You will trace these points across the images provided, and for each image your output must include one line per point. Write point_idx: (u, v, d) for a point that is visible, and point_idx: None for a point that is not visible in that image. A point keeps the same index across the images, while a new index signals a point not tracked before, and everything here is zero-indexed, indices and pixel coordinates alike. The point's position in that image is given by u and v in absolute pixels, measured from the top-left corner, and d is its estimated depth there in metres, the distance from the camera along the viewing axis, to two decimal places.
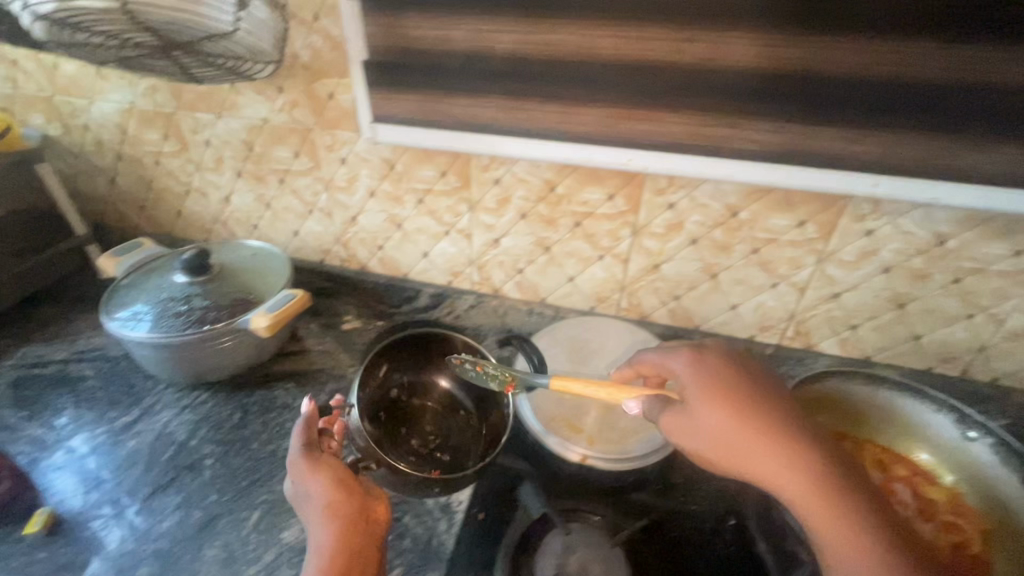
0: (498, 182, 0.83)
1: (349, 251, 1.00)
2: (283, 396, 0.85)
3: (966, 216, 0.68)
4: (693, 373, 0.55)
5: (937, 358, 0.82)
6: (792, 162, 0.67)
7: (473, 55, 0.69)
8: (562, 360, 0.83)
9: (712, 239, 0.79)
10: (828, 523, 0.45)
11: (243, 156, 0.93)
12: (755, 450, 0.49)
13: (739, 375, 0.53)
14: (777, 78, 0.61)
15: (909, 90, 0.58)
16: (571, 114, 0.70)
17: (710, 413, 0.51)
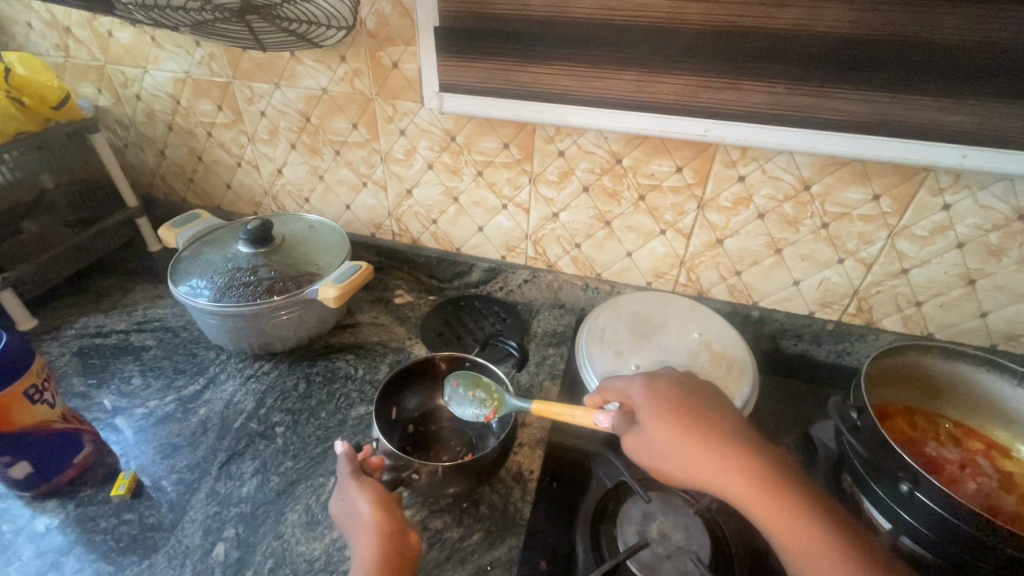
0: (562, 155, 0.82)
1: (401, 225, 1.00)
2: (345, 367, 0.85)
3: None
4: (639, 393, 0.60)
5: (1003, 336, 0.80)
6: (876, 133, 0.66)
7: (552, 20, 0.68)
8: (626, 335, 0.80)
9: (781, 213, 0.78)
10: (786, 527, 0.50)
11: (298, 127, 0.93)
12: (708, 463, 0.54)
13: (680, 393, 0.59)
14: (870, 44, 0.60)
15: (1013, 57, 0.57)
16: (649, 82, 0.69)
17: (662, 432, 0.56)
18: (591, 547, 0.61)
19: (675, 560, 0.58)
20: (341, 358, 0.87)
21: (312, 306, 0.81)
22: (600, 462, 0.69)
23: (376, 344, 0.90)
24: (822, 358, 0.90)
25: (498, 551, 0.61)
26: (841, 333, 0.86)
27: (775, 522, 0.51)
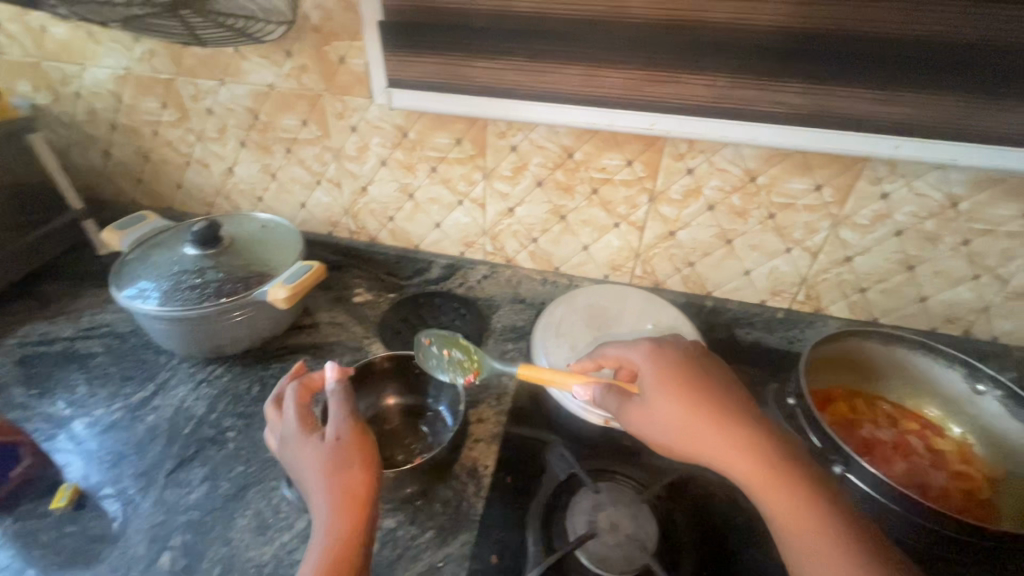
0: (515, 150, 0.82)
1: (358, 223, 0.98)
2: (300, 369, 0.84)
3: (980, 178, 0.70)
4: (646, 364, 0.60)
5: (941, 318, 0.84)
6: (814, 125, 0.67)
7: (498, 15, 0.68)
8: (582, 328, 0.83)
9: (729, 205, 0.80)
10: (778, 502, 0.49)
11: (247, 124, 0.90)
12: (708, 435, 0.53)
13: (690, 365, 0.58)
14: (805, 37, 0.61)
15: (939, 50, 0.60)
16: (595, 76, 0.69)
17: (664, 403, 0.56)
18: (542, 539, 0.61)
19: (623, 548, 0.59)
20: (296, 360, 0.86)
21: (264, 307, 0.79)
22: (553, 453, 0.70)
23: (333, 345, 0.89)
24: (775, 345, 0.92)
25: (450, 547, 0.61)
26: (791, 320, 0.89)
27: (767, 496, 0.50)
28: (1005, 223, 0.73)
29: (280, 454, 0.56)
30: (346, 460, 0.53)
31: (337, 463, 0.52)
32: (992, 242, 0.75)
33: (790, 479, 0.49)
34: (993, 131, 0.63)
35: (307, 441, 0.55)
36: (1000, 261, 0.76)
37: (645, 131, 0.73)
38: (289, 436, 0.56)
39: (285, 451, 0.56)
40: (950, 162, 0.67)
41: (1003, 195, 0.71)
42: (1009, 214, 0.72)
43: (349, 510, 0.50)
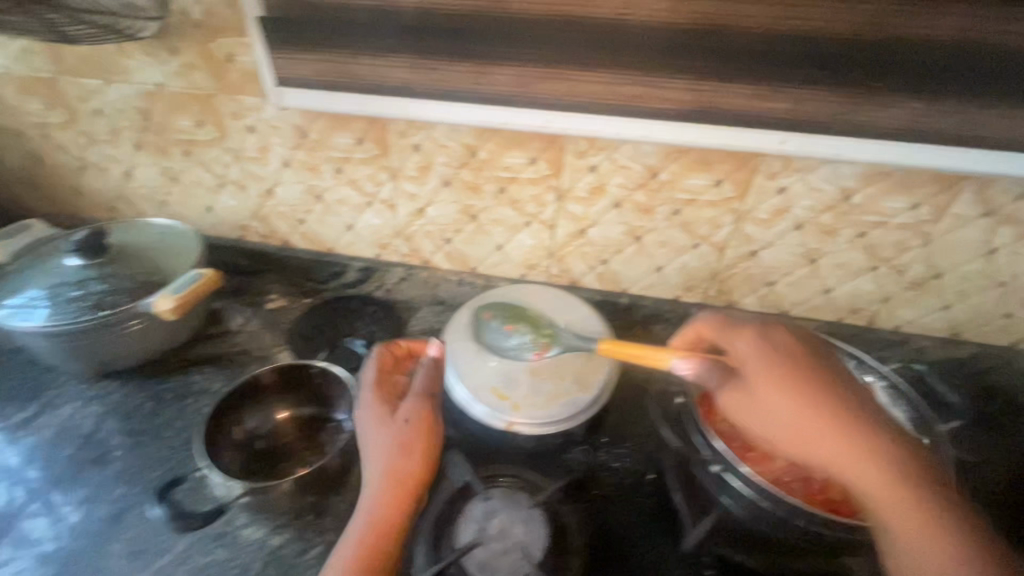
0: (418, 149, 0.80)
1: (269, 227, 0.95)
2: (195, 384, 0.81)
3: (870, 171, 0.71)
4: (746, 349, 0.55)
5: (848, 309, 0.86)
6: (704, 122, 0.67)
7: (381, 11, 0.65)
8: (494, 323, 0.78)
9: (634, 202, 0.79)
10: (898, 508, 0.48)
11: (139, 125, 0.86)
12: (860, 439, 0.49)
13: (790, 356, 0.53)
14: (683, 31, 0.61)
15: (813, 45, 0.60)
16: (485, 71, 0.67)
17: (779, 398, 0.51)
18: (430, 551, 0.61)
19: (509, 556, 0.59)
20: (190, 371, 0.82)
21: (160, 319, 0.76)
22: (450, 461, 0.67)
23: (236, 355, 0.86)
24: None
25: None
26: (705, 315, 0.89)
27: (887, 499, 0.48)
28: (898, 215, 0.74)
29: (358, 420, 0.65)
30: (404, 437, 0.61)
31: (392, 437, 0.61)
32: (887, 234, 0.76)
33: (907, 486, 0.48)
34: (875, 125, 0.64)
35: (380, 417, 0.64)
36: (896, 253, 0.78)
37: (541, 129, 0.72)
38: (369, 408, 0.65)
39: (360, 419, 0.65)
40: (835, 155, 0.68)
41: (893, 188, 0.72)
42: (900, 206, 0.74)
43: (391, 488, 0.58)
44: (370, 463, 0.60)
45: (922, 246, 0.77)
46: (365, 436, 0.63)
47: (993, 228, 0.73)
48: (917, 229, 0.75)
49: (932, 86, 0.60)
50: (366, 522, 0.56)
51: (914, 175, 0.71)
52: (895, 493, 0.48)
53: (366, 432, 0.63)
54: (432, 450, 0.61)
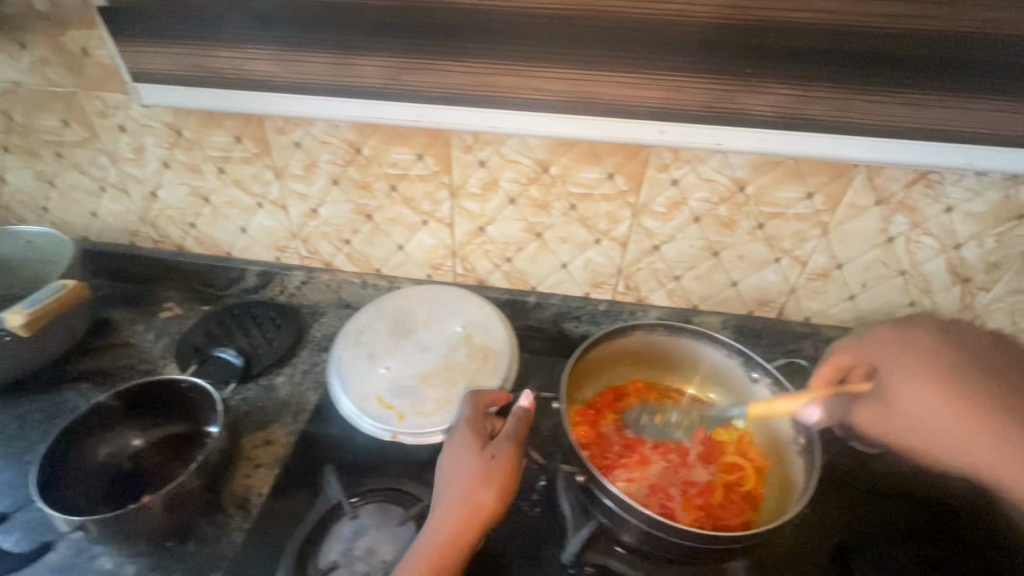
0: (483, 164, 0.73)
1: (310, 248, 0.88)
2: (238, 408, 0.76)
3: (1002, 179, 0.66)
4: (904, 369, 0.58)
5: (951, 327, 0.82)
6: (807, 130, 0.62)
7: (468, 9, 0.57)
8: (472, 368, 0.74)
9: (717, 215, 0.74)
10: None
11: (169, 142, 0.77)
12: (1018, 461, 0.50)
13: (956, 370, 0.55)
14: (817, 31, 0.54)
15: (919, 41, 0.54)
16: (575, 79, 0.61)
17: (938, 416, 0.54)
18: None
19: None
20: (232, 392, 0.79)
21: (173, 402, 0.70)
22: (567, 489, 0.63)
23: (280, 371, 0.82)
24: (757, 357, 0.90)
25: None
26: (779, 332, 0.85)
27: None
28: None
29: (446, 446, 0.62)
30: (497, 483, 0.57)
31: (485, 482, 0.57)
32: (1010, 250, 0.72)
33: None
34: (987, 135, 0.59)
35: (466, 450, 0.60)
36: (1012, 271, 0.74)
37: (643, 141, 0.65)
38: (459, 437, 0.61)
39: (447, 448, 0.61)
40: (955, 166, 0.63)
41: (1016, 206, 0.68)
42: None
43: (459, 527, 0.56)
44: (447, 480, 0.59)
45: None
46: (447, 466, 0.59)
47: None
48: None
49: None
50: (432, 548, 0.55)
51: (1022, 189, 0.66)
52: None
53: (449, 461, 0.60)
54: (680, 500, 0.62)
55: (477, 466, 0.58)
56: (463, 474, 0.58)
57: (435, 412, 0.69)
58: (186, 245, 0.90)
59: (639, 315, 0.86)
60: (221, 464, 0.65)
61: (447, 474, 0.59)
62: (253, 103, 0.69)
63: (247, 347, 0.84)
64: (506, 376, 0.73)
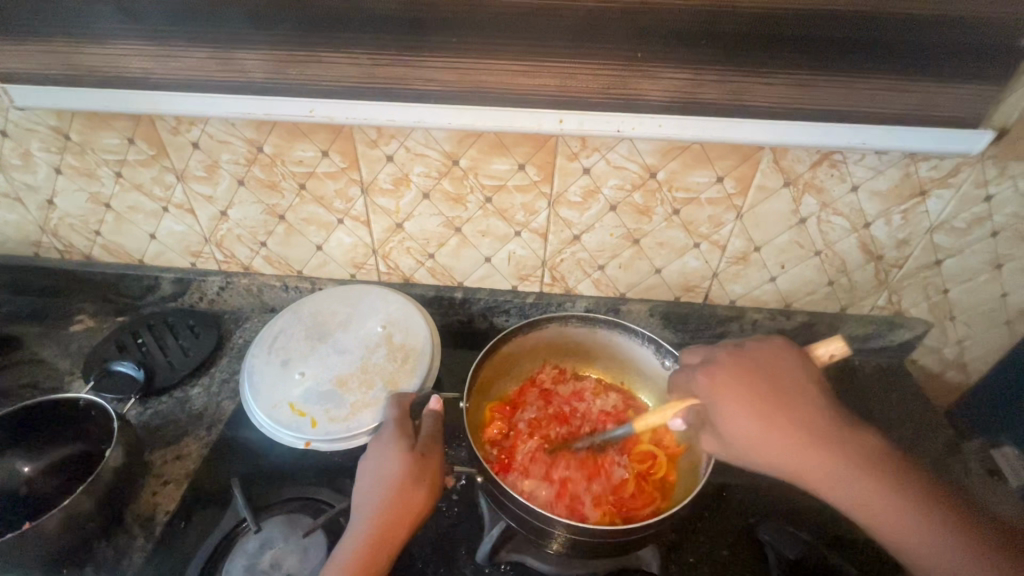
0: (392, 159, 0.71)
1: (224, 252, 0.84)
2: (146, 424, 0.74)
3: (902, 158, 0.66)
4: (711, 386, 0.56)
5: (868, 304, 0.84)
6: (708, 114, 0.62)
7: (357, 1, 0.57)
8: (390, 368, 0.71)
9: (632, 203, 0.74)
10: (879, 506, 0.50)
11: (59, 146, 0.73)
12: (812, 457, 0.51)
13: (748, 378, 0.55)
14: (700, 15, 0.55)
15: (819, 20, 0.55)
16: (466, 69, 0.61)
17: (744, 432, 0.53)
18: None
19: None
20: (141, 406, 0.76)
21: (70, 427, 0.68)
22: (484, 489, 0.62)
23: (196, 382, 0.80)
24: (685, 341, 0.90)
25: None
26: (705, 316, 0.85)
27: (872, 504, 0.50)
28: (932, 207, 0.71)
29: (373, 443, 0.58)
30: (429, 481, 0.56)
31: (417, 479, 0.55)
32: (916, 225, 0.73)
33: (871, 481, 0.50)
34: (877, 112, 0.60)
35: (396, 444, 0.57)
36: (919, 247, 0.76)
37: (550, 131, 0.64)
38: (387, 434, 0.58)
39: (374, 444, 0.58)
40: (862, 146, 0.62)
41: (918, 183, 0.69)
42: (930, 206, 0.71)
43: (392, 529, 0.54)
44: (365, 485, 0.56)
45: (950, 238, 0.74)
46: (373, 464, 0.57)
47: (983, 216, 0.71)
48: (942, 222, 0.73)
49: (929, 73, 0.57)
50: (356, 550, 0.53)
51: (920, 166, 0.67)
52: (864, 498, 0.51)
53: (377, 457, 0.57)
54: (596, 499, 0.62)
55: (409, 463, 0.56)
56: (393, 471, 0.55)
57: (350, 417, 0.66)
58: (94, 255, 0.86)
59: (566, 305, 0.86)
60: (117, 484, 0.62)
61: (374, 472, 0.56)
62: (129, 101, 0.65)
63: (160, 358, 0.81)
64: (427, 375, 0.71)
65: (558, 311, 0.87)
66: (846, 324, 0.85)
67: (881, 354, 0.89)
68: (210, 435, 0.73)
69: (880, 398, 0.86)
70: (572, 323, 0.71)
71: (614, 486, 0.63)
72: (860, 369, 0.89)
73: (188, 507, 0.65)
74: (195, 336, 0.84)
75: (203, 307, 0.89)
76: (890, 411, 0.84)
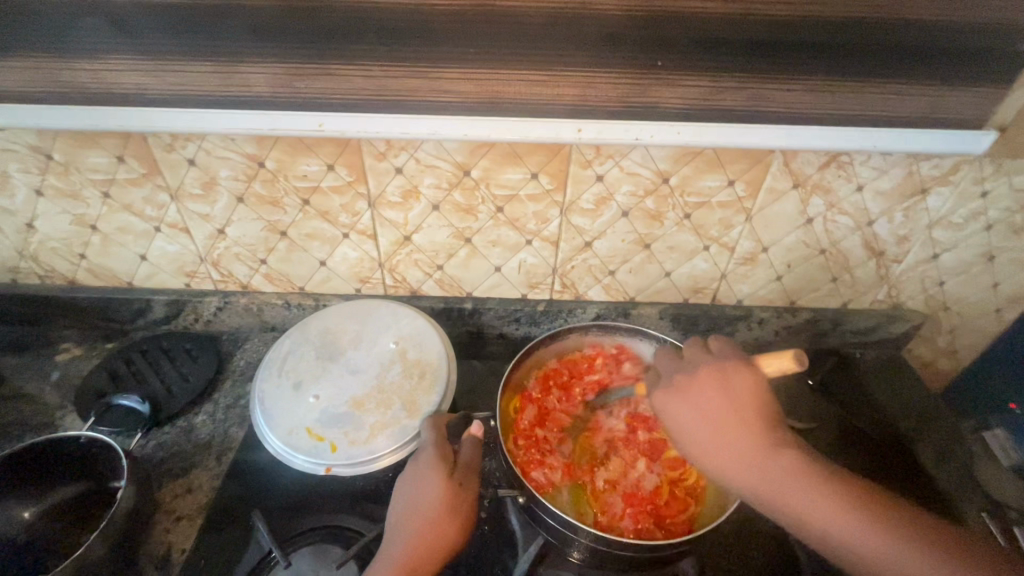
0: (401, 171, 0.69)
1: (221, 271, 0.80)
2: (152, 457, 0.71)
3: (906, 158, 0.68)
4: (662, 401, 0.59)
5: (869, 299, 0.86)
6: (722, 120, 0.62)
7: (368, 8, 0.54)
8: (407, 387, 0.69)
9: (644, 208, 0.73)
10: (829, 518, 0.49)
11: (40, 167, 0.69)
12: (752, 468, 0.52)
13: (695, 391, 0.57)
14: (721, 22, 0.56)
15: (829, 25, 0.56)
16: (483, 79, 0.59)
17: (688, 446, 0.56)
18: None
19: None
20: (143, 439, 0.73)
21: (75, 466, 0.64)
22: (516, 507, 0.64)
23: (200, 409, 0.77)
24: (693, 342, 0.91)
25: None
26: (714, 317, 0.86)
27: (816, 517, 0.50)
28: (932, 205, 0.73)
29: (410, 468, 0.58)
30: (465, 513, 0.56)
31: (456, 508, 0.55)
32: (916, 222, 0.75)
33: (811, 489, 0.50)
34: (887, 116, 0.62)
35: (435, 469, 0.56)
36: (919, 243, 0.78)
37: (567, 140, 0.63)
38: (425, 461, 0.58)
39: (411, 468, 0.58)
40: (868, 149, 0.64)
41: (920, 182, 0.71)
42: (931, 203, 0.73)
43: (425, 556, 0.53)
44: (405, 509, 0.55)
45: (949, 233, 0.76)
46: (410, 490, 0.56)
47: (980, 211, 0.73)
48: (941, 218, 0.75)
49: (936, 77, 0.59)
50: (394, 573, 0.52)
51: (922, 165, 0.69)
52: (807, 510, 0.50)
53: (415, 483, 0.56)
54: (636, 517, 0.62)
55: (447, 490, 0.55)
56: (431, 499, 0.55)
57: (370, 440, 0.64)
58: (79, 279, 0.81)
59: (577, 312, 0.85)
60: (129, 527, 0.59)
61: (412, 499, 0.56)
62: (123, 119, 0.61)
63: (159, 387, 0.77)
64: (445, 392, 0.69)
65: (569, 318, 0.86)
66: (848, 318, 0.87)
67: (880, 346, 0.91)
68: (225, 464, 0.71)
69: (882, 389, 0.88)
70: (593, 331, 0.74)
71: (643, 492, 0.65)
72: (861, 362, 0.91)
73: (205, 544, 0.63)
74: (194, 360, 0.81)
75: (200, 329, 0.85)
76: (894, 401, 0.86)
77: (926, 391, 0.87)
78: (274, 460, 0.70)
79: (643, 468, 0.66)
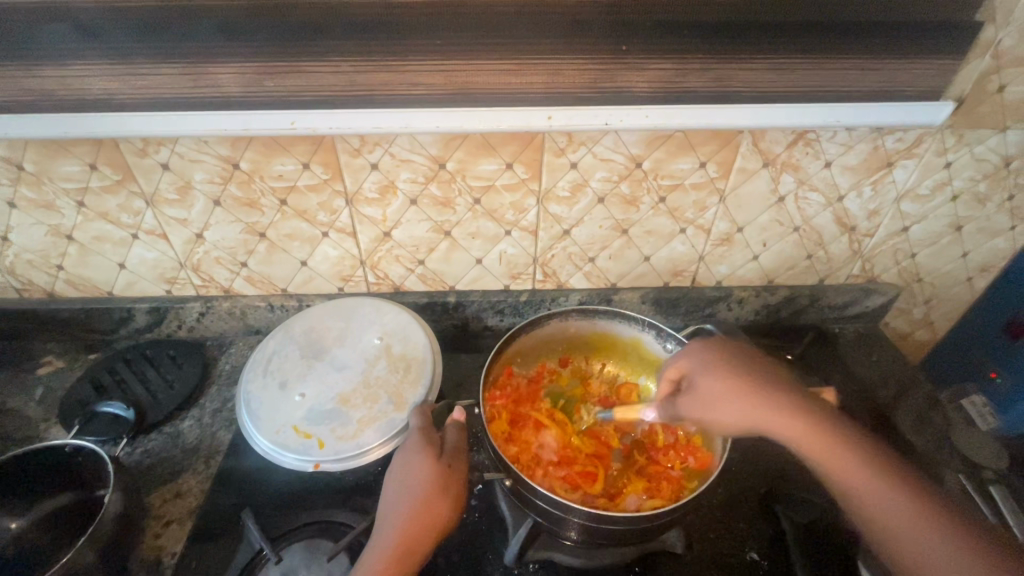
0: (377, 167, 0.69)
1: (202, 276, 0.80)
2: (139, 463, 0.71)
3: (870, 133, 0.70)
4: (703, 376, 0.59)
5: (842, 274, 0.87)
6: (687, 103, 0.64)
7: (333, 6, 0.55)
8: (391, 380, 0.69)
9: (620, 194, 0.74)
10: (884, 503, 0.49)
11: (11, 178, 0.68)
12: (798, 425, 0.53)
13: (740, 365, 0.59)
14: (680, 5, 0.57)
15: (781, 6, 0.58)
16: (453, 71, 0.60)
17: (734, 406, 0.56)
18: None
19: None
20: (130, 447, 0.73)
21: (63, 476, 0.64)
22: (503, 490, 0.65)
23: (186, 414, 0.77)
24: (676, 325, 0.92)
25: None
26: (694, 299, 0.87)
27: (878, 498, 0.50)
28: (897, 178, 0.75)
29: (398, 453, 0.58)
30: (457, 492, 0.57)
31: (446, 490, 0.56)
32: (884, 194, 0.77)
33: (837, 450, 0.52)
34: (847, 91, 0.64)
35: (425, 454, 0.57)
36: (887, 215, 0.79)
37: (539, 126, 0.64)
38: (413, 446, 0.59)
39: (400, 453, 0.58)
40: (831, 125, 0.66)
41: (885, 155, 0.72)
42: (900, 174, 0.75)
43: (422, 541, 0.54)
44: (394, 492, 0.56)
45: (915, 207, 0.78)
46: (400, 476, 0.57)
47: (945, 181, 0.75)
48: (907, 190, 0.76)
49: (893, 51, 0.61)
50: (389, 554, 0.53)
51: (886, 139, 0.70)
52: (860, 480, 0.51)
53: (403, 470, 0.57)
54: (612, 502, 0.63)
55: (437, 473, 0.56)
56: (422, 483, 0.56)
57: (358, 434, 0.64)
58: (58, 291, 0.80)
59: (560, 300, 0.86)
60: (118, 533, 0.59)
61: (401, 487, 0.56)
62: (96, 126, 0.62)
63: (144, 394, 0.77)
64: (431, 383, 0.69)
65: (552, 307, 0.87)
66: (824, 293, 0.89)
67: (859, 320, 0.93)
68: (214, 468, 0.71)
69: (863, 362, 0.89)
70: (573, 317, 0.75)
71: (621, 498, 0.64)
72: (840, 337, 0.93)
73: (195, 548, 0.62)
74: (179, 366, 0.81)
75: (184, 336, 0.85)
76: (874, 372, 0.88)
77: (903, 361, 0.89)
78: (263, 460, 0.71)
79: (625, 490, 0.65)
